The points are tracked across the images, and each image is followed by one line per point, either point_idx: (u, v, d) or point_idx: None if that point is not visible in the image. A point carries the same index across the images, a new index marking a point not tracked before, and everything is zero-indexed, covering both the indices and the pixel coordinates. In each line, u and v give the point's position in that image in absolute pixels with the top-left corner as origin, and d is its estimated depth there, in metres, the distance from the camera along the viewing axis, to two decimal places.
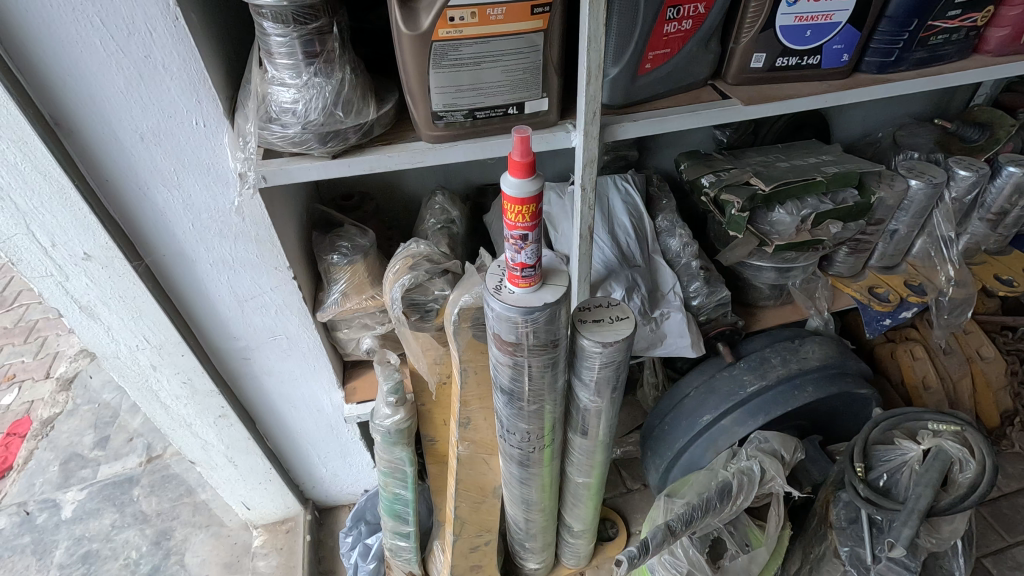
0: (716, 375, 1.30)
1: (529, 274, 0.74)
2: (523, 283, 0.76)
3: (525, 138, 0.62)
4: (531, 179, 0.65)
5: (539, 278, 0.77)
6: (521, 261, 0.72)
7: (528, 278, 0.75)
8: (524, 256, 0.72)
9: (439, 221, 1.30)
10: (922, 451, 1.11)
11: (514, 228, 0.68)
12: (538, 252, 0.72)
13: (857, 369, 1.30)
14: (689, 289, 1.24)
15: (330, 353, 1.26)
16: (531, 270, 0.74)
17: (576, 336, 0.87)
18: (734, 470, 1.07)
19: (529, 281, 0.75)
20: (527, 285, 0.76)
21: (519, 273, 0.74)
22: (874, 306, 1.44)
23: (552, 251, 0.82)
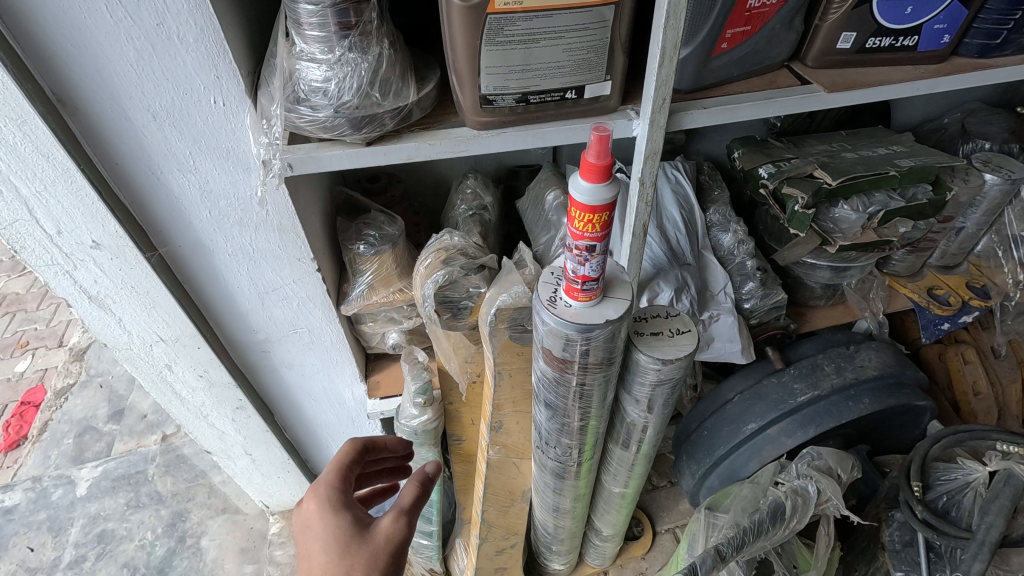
0: (763, 381, 1.22)
1: (589, 288, 0.65)
2: (582, 297, 0.66)
3: (603, 137, 0.53)
4: (606, 184, 0.55)
5: (600, 291, 0.67)
6: (583, 274, 0.63)
7: (589, 292, 0.66)
8: (587, 269, 0.62)
9: (471, 208, 1.22)
10: (988, 473, 1.04)
11: (579, 239, 0.59)
12: (603, 265, 0.63)
13: (916, 379, 1.21)
14: (741, 290, 1.14)
15: (353, 347, 1.19)
16: (592, 284, 0.65)
17: (631, 349, 0.79)
18: (786, 490, 1.00)
19: (589, 296, 0.66)
20: (585, 300, 0.67)
21: (578, 286, 0.65)
22: (933, 309, 1.35)
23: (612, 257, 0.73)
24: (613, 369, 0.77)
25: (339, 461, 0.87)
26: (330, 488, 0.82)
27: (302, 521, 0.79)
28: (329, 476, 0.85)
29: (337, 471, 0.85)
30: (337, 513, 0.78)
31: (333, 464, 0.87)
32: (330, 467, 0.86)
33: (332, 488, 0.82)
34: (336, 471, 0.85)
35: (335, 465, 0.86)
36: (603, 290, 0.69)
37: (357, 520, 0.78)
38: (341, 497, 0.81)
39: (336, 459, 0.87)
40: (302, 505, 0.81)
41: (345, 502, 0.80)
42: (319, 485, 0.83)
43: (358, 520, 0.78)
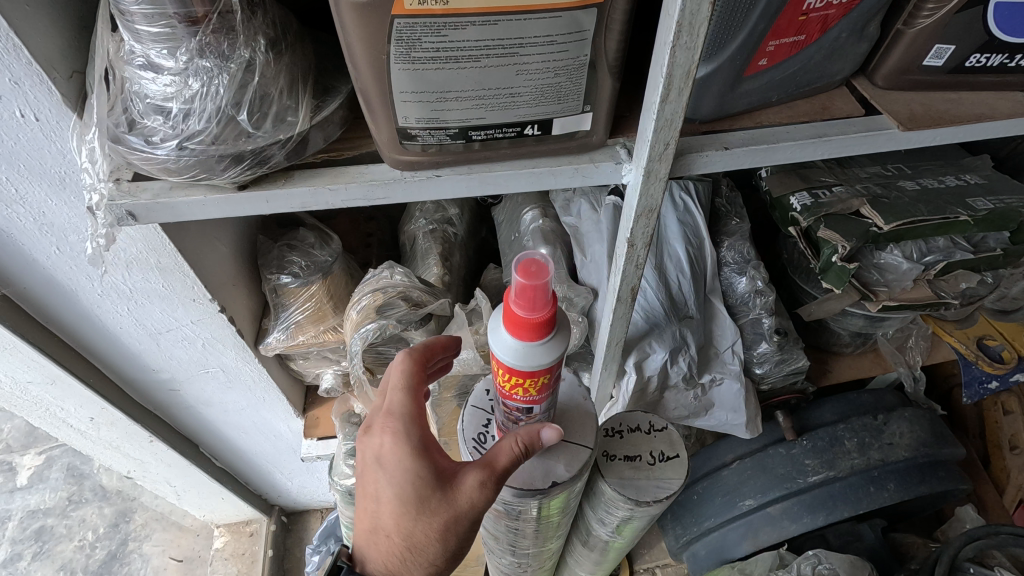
0: (769, 449, 1.02)
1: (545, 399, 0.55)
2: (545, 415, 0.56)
3: (546, 262, 0.39)
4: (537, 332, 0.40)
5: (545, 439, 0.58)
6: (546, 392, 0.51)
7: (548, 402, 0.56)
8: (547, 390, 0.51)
9: (432, 222, 1.00)
10: None
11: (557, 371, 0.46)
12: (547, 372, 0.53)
13: (954, 458, 1.01)
14: (754, 348, 0.93)
15: (284, 383, 1.00)
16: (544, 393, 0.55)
17: (597, 476, 0.65)
18: None
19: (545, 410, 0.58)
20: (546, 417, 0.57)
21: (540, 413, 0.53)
22: (980, 365, 1.13)
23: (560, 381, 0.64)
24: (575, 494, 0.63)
25: (417, 379, 0.57)
26: (406, 421, 0.55)
27: (367, 455, 0.56)
28: (402, 404, 0.56)
29: (414, 398, 0.56)
30: (414, 460, 0.54)
31: (405, 382, 0.57)
32: (402, 388, 0.56)
33: (408, 423, 0.55)
34: (411, 389, 0.56)
35: (408, 384, 0.57)
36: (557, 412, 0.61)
37: (442, 474, 0.54)
38: (419, 434, 0.55)
39: (410, 377, 0.57)
40: (368, 433, 0.57)
41: (424, 442, 0.55)
42: (390, 415, 0.56)
43: (443, 471, 0.54)
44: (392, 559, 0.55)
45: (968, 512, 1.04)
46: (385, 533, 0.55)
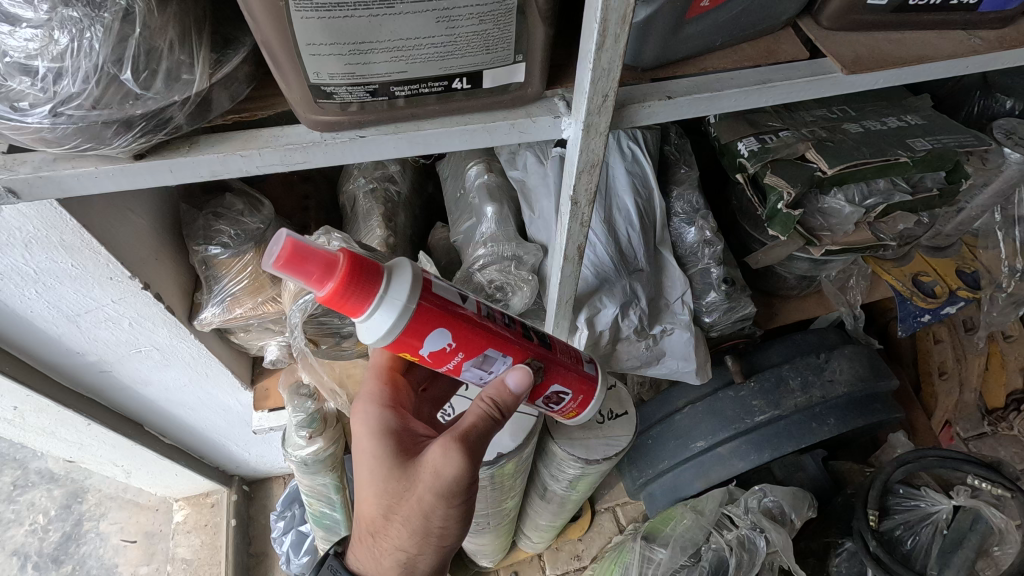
0: (718, 393, 1.05)
1: (537, 329, 0.61)
2: (547, 357, 0.60)
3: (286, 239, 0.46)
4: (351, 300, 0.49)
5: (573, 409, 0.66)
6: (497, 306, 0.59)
7: (549, 338, 0.62)
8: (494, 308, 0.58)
9: (372, 181, 0.95)
10: (953, 507, 0.94)
11: (423, 289, 0.51)
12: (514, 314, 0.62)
13: (889, 391, 1.06)
14: (703, 298, 0.93)
15: (228, 358, 0.96)
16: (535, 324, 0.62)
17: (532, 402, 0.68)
18: (731, 538, 0.90)
19: (566, 353, 0.62)
20: (552, 365, 0.60)
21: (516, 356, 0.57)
22: (915, 301, 1.18)
23: None
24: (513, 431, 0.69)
25: (387, 364, 0.65)
26: (383, 406, 0.62)
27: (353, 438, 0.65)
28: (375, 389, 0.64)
29: (381, 383, 0.64)
30: (377, 437, 0.60)
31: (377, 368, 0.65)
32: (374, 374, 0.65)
33: (375, 405, 0.62)
34: (380, 379, 0.64)
35: (378, 374, 0.65)
36: (577, 378, 0.63)
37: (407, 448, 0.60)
38: (388, 416, 0.61)
39: (389, 366, 0.65)
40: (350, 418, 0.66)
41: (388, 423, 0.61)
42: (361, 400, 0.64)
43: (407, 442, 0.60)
44: (372, 529, 0.60)
45: (900, 438, 1.11)
46: (365, 504, 0.61)
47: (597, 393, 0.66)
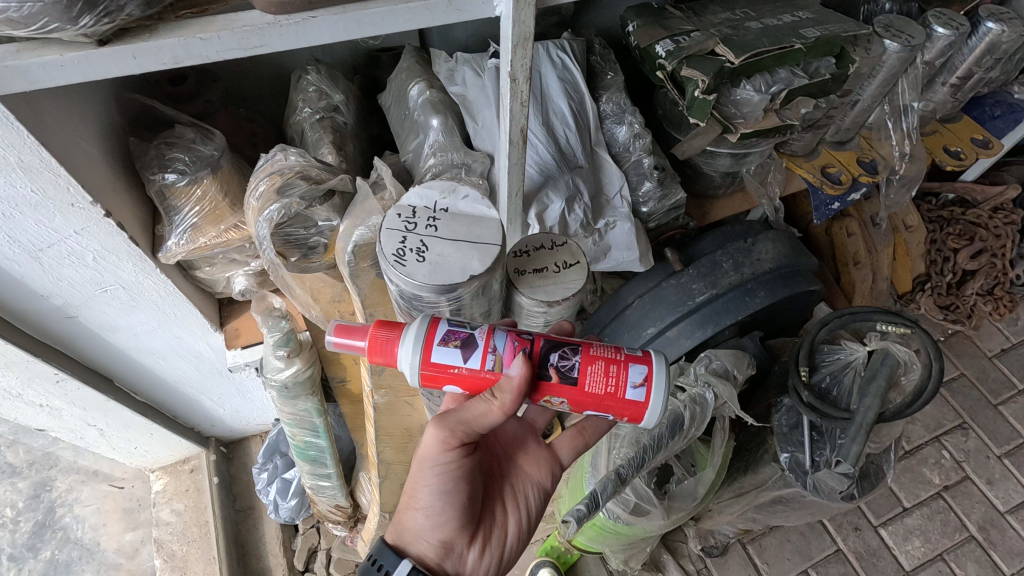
0: (662, 284, 1.15)
1: (560, 365, 0.62)
2: (569, 394, 0.62)
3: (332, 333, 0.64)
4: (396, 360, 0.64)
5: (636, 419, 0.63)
6: (513, 347, 0.61)
7: (576, 373, 0.62)
8: (509, 348, 0.62)
9: (318, 110, 0.98)
10: (866, 353, 1.08)
11: (424, 357, 0.61)
12: (546, 343, 0.63)
13: (808, 266, 1.20)
14: (639, 191, 1.02)
15: (196, 297, 0.98)
16: (563, 354, 0.62)
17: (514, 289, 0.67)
18: (684, 399, 0.98)
19: (596, 388, 0.61)
20: (577, 397, 0.63)
21: (536, 394, 0.63)
22: (825, 189, 1.31)
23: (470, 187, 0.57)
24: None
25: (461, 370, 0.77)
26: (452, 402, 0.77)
27: None
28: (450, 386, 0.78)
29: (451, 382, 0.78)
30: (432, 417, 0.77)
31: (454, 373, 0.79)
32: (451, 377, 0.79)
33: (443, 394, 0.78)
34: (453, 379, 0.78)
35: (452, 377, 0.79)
36: (614, 405, 0.62)
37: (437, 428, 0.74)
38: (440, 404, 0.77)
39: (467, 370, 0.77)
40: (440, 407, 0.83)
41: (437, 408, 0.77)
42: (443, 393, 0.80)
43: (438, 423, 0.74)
44: None
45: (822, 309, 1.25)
46: None
47: (648, 413, 0.62)
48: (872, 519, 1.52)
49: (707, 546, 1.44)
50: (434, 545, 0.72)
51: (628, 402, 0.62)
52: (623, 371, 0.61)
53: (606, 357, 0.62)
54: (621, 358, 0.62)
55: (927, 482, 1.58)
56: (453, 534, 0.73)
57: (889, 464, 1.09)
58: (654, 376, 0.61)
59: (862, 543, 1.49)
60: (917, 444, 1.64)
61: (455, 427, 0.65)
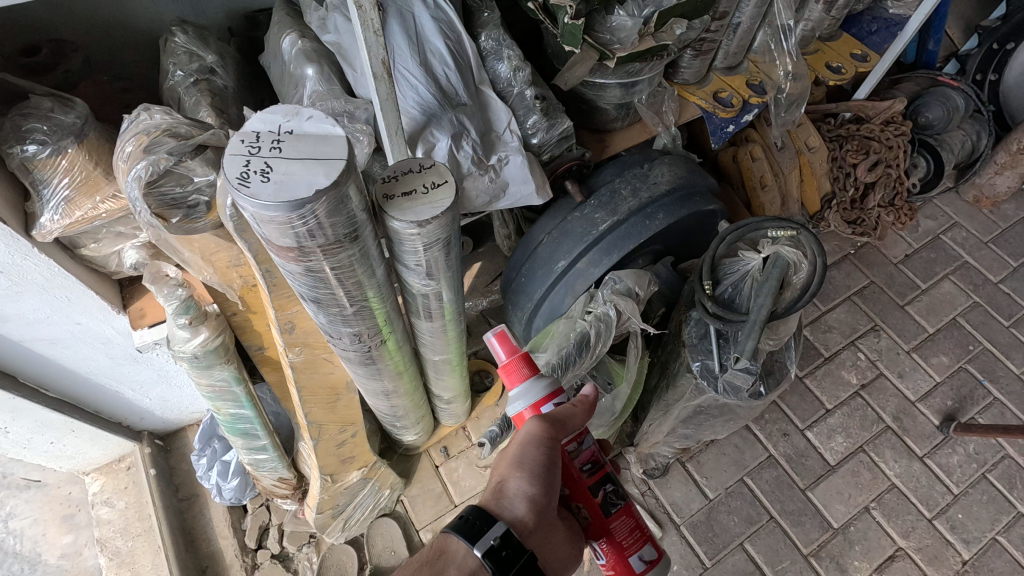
0: (568, 218, 1.18)
1: (612, 495, 0.81)
2: (598, 513, 0.79)
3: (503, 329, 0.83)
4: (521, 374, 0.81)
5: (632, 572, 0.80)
6: (593, 452, 0.83)
7: (614, 509, 0.80)
8: (587, 453, 0.82)
9: (191, 72, 0.96)
10: (761, 260, 1.13)
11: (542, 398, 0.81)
12: (609, 474, 0.83)
13: (705, 186, 1.26)
14: (526, 125, 1.06)
15: (88, 278, 0.95)
16: (616, 491, 0.81)
17: (384, 219, 0.68)
18: (590, 319, 1.03)
19: (619, 531, 0.79)
20: (599, 520, 0.79)
21: (579, 495, 0.80)
22: (719, 113, 1.37)
23: (315, 108, 0.58)
24: (362, 275, 0.72)
25: None
26: None
27: None
28: None
29: None
30: None
31: None
32: None
33: None
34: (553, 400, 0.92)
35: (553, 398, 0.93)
36: (615, 553, 0.79)
37: None
38: None
39: None
40: None
41: None
42: None
43: None
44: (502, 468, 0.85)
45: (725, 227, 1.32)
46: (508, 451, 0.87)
47: None
48: (799, 424, 1.63)
49: (648, 468, 1.52)
50: (529, 514, 0.75)
51: (627, 563, 0.79)
52: (641, 543, 0.81)
53: (637, 520, 0.81)
54: (642, 532, 0.82)
55: (845, 383, 1.69)
56: (551, 510, 0.78)
57: (791, 360, 1.17)
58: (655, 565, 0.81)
59: (790, 446, 1.60)
60: (835, 350, 1.75)
61: (553, 415, 0.79)
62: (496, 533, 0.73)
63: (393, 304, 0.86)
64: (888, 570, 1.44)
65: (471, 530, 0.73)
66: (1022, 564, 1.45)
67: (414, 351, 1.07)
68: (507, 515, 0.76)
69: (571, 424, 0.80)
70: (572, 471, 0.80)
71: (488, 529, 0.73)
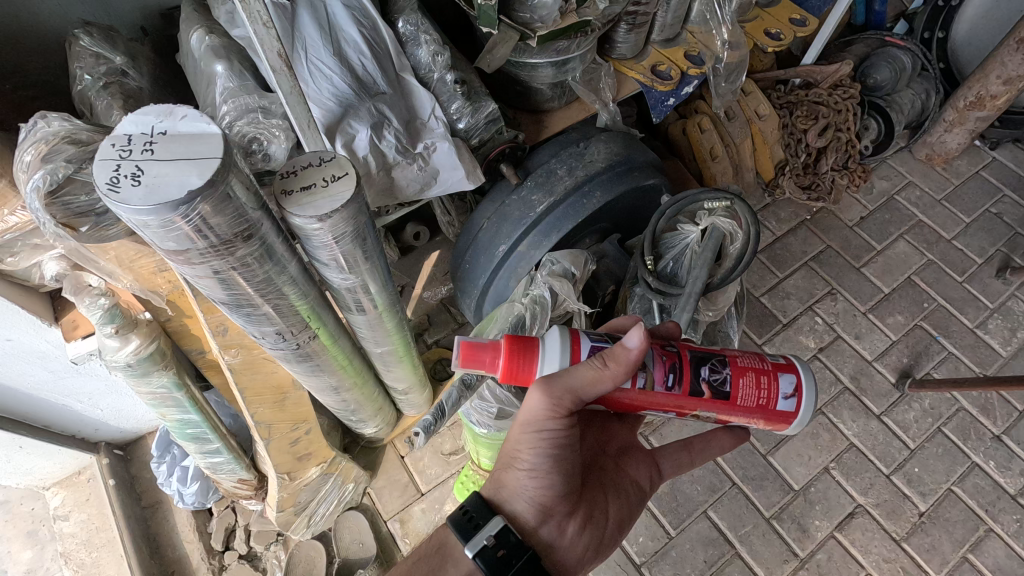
0: (506, 201, 1.18)
1: (713, 380, 0.75)
2: (718, 402, 0.76)
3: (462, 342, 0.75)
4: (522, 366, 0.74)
5: (789, 421, 0.79)
6: (663, 364, 0.75)
7: (728, 387, 0.75)
8: (659, 359, 0.76)
9: (98, 75, 0.93)
10: (698, 233, 1.14)
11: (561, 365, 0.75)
12: (695, 360, 0.77)
13: (644, 160, 1.26)
14: (451, 110, 1.05)
15: (11, 293, 0.94)
16: (713, 369, 0.76)
17: (283, 215, 0.67)
18: (526, 302, 1.03)
19: (750, 395, 0.76)
20: (720, 402, 0.76)
21: (685, 404, 0.77)
22: (658, 87, 1.36)
23: (191, 106, 0.57)
24: (270, 273, 0.71)
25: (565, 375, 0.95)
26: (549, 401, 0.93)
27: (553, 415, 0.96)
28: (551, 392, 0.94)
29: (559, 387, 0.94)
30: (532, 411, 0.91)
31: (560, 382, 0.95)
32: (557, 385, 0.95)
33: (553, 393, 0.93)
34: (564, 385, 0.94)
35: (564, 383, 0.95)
36: (764, 412, 0.77)
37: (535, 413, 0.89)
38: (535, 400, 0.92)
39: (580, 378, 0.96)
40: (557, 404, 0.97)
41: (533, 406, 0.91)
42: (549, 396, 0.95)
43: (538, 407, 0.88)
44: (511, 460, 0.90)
45: None
46: None
47: (795, 416, 0.79)
48: None
49: None
50: (528, 509, 0.80)
51: (778, 410, 0.78)
52: (774, 381, 0.76)
53: (754, 368, 0.76)
54: (770, 368, 0.77)
55: (803, 348, 1.72)
56: (550, 503, 0.81)
57: (734, 329, 1.19)
58: (803, 392, 0.77)
59: None
60: (793, 316, 1.77)
61: (561, 393, 0.72)
62: (490, 532, 0.77)
63: (318, 299, 0.86)
64: (847, 527, 1.48)
65: (468, 525, 0.79)
66: (976, 512, 1.50)
67: (355, 344, 1.07)
68: (507, 509, 0.81)
69: (585, 388, 0.72)
70: (660, 390, 0.75)
71: (483, 526, 0.78)
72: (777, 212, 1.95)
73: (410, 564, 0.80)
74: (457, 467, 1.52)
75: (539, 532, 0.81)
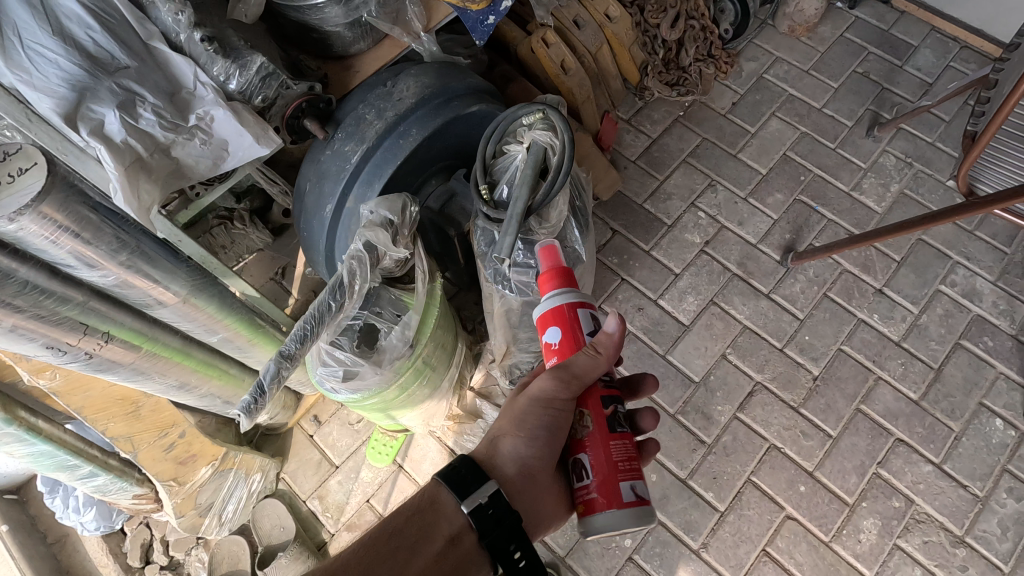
0: (321, 159, 1.12)
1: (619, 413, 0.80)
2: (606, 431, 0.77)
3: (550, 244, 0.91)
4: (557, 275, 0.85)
5: (614, 510, 0.73)
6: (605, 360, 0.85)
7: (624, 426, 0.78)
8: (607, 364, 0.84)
9: None
10: (522, 151, 1.10)
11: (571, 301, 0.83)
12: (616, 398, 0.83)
13: (464, 87, 1.19)
14: (215, 73, 0.97)
15: None
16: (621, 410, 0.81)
17: None
18: (348, 259, 0.97)
19: (628, 451, 0.76)
20: (608, 425, 0.77)
21: (590, 402, 0.78)
22: (471, 8, 1.25)
23: None
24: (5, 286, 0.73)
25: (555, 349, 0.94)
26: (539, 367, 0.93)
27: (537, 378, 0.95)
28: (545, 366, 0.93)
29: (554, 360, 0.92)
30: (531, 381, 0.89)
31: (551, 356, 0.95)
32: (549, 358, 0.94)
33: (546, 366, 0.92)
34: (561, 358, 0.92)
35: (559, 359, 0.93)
36: (611, 479, 0.74)
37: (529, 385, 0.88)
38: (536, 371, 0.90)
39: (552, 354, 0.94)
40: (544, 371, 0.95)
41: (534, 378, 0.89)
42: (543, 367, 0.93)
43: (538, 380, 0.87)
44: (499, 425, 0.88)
45: None
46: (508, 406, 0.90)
47: (613, 513, 0.73)
48: (651, 295, 1.67)
49: None
50: (518, 473, 0.80)
51: (615, 493, 0.73)
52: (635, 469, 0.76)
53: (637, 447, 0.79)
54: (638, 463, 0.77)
55: (690, 245, 1.73)
56: (540, 471, 0.80)
57: (580, 241, 1.18)
58: (639, 506, 0.74)
59: (646, 318, 1.65)
60: (677, 216, 1.77)
61: (570, 372, 0.78)
62: (485, 493, 0.75)
63: (90, 303, 0.84)
64: (749, 406, 1.53)
65: (458, 482, 0.77)
66: (865, 365, 1.56)
67: (186, 337, 1.04)
68: (497, 472, 0.81)
69: (585, 376, 0.77)
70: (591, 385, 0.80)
71: (478, 489, 0.76)
72: (649, 114, 1.92)
73: (399, 519, 0.78)
74: (367, 433, 1.52)
75: (526, 496, 0.80)
